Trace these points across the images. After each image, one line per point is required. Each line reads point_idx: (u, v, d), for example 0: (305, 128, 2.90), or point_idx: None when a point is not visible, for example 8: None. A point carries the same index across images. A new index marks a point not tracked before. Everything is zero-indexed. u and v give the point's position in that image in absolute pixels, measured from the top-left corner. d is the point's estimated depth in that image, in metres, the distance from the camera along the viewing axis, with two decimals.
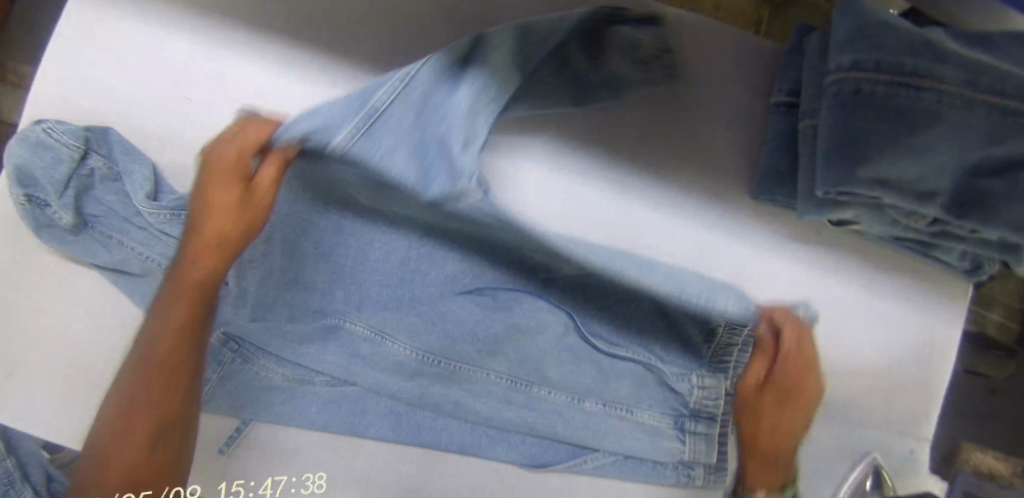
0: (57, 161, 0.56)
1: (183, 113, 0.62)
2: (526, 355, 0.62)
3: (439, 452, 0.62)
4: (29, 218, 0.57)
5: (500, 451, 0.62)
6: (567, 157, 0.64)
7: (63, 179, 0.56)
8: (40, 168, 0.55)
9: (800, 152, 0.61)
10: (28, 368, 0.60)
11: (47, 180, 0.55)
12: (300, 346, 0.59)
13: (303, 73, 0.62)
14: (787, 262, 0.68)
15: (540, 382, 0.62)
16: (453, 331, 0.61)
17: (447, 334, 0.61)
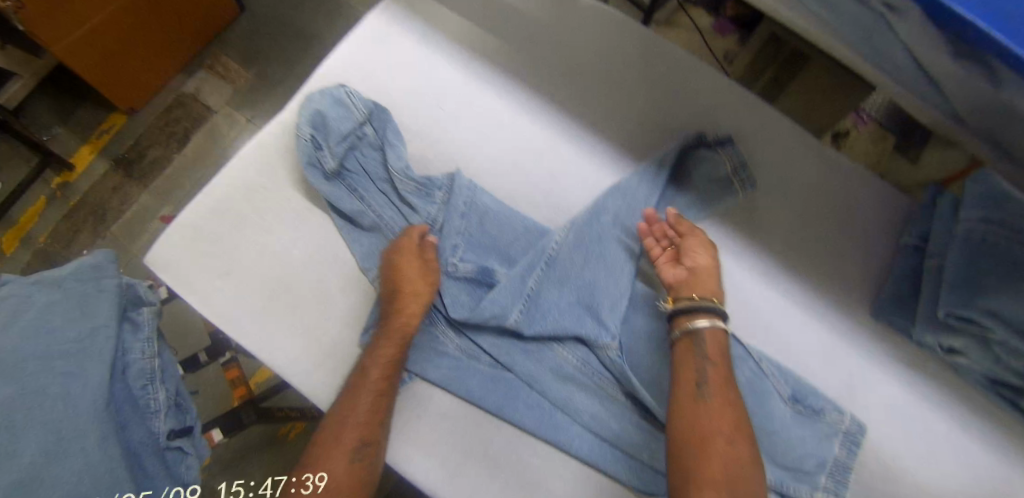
0: (348, 120, 0.71)
1: (434, 117, 0.77)
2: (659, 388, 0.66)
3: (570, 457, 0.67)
4: (303, 152, 0.70)
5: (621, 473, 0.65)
6: (726, 238, 0.77)
7: (345, 133, 0.70)
8: (335, 121, 0.70)
9: (924, 283, 0.73)
10: (248, 278, 0.71)
11: (336, 131, 0.70)
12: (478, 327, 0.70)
13: (537, 114, 0.77)
14: (893, 381, 0.75)
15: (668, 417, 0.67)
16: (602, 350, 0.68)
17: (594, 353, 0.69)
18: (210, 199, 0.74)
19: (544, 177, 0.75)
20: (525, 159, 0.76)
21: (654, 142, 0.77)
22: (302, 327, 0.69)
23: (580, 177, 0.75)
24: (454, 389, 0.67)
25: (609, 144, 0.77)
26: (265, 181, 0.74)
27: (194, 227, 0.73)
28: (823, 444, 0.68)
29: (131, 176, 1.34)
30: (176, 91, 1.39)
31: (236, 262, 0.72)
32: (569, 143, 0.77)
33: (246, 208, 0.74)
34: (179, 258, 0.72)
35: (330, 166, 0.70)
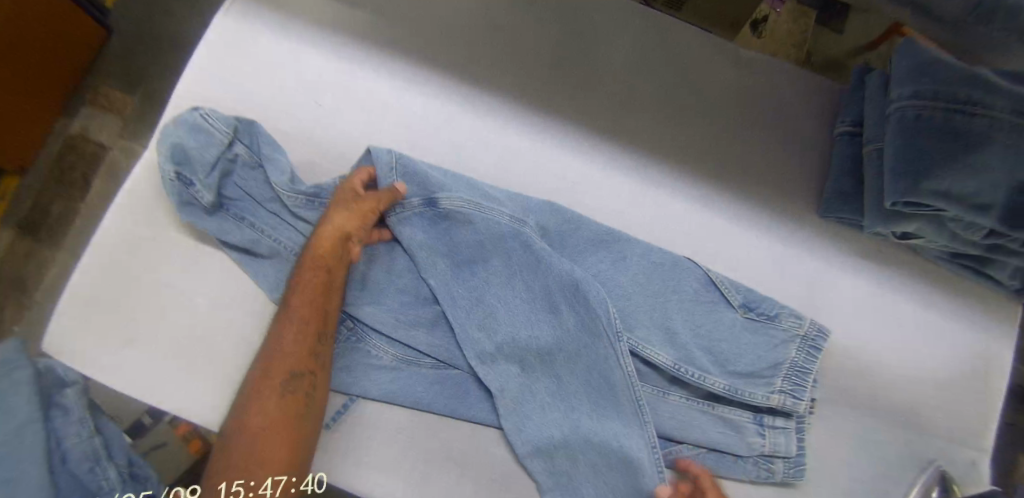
0: (210, 144, 0.63)
1: (314, 115, 0.69)
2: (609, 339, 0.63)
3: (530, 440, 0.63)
4: (174, 192, 0.63)
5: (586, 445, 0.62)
6: (655, 171, 0.70)
7: (212, 160, 0.63)
8: (195, 149, 0.63)
9: (865, 172, 0.68)
10: (155, 338, 0.65)
11: (200, 160, 0.63)
12: (410, 328, 0.65)
13: (426, 85, 0.70)
14: (852, 277, 0.73)
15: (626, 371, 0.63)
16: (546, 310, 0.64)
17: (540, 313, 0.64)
18: (93, 263, 0.67)
19: (447, 156, 0.69)
20: (423, 138, 0.69)
21: (557, 85, 0.71)
22: (228, 376, 0.65)
23: (484, 146, 0.69)
24: (399, 399, 0.63)
25: (510, 100, 0.70)
26: (148, 229, 0.67)
27: (82, 298, 0.66)
28: (777, 349, 0.65)
29: (39, 240, 1.21)
30: (63, 136, 1.25)
31: (139, 324, 0.66)
32: (465, 110, 0.70)
33: (134, 264, 0.67)
34: (73, 336, 0.65)
35: (207, 199, 0.63)
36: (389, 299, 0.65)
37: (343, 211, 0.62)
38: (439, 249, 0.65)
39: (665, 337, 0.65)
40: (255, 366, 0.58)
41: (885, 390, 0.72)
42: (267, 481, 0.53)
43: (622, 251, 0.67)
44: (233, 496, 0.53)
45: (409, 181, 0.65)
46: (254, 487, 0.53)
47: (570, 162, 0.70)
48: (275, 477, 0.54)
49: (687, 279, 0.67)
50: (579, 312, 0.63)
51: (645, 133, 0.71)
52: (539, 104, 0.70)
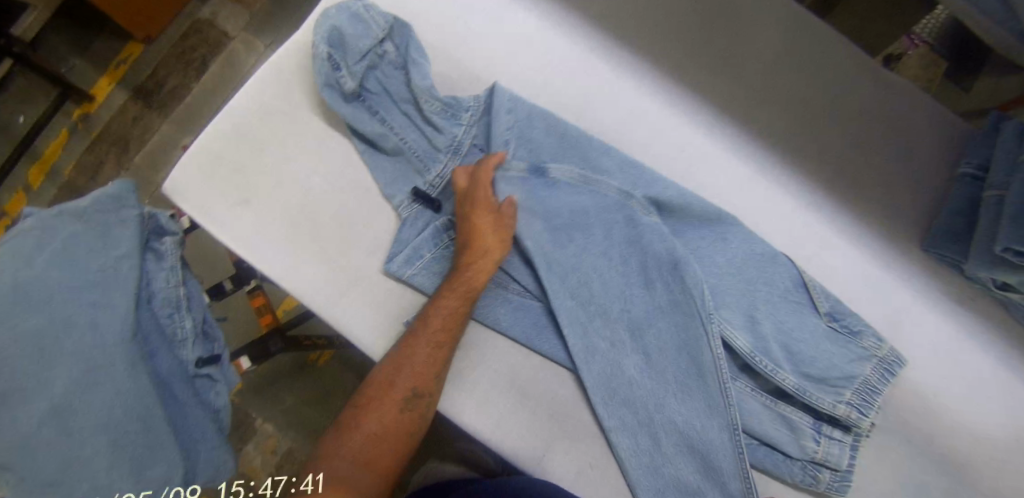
0: (366, 35, 0.67)
1: (460, 34, 0.72)
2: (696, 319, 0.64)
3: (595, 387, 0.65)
4: (322, 74, 0.67)
5: (648, 401, 0.65)
6: (769, 166, 0.71)
7: (364, 50, 0.67)
8: (352, 37, 0.67)
9: (981, 216, 0.67)
10: (268, 204, 0.69)
11: (354, 48, 0.67)
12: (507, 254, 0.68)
13: (571, 32, 0.73)
14: (940, 317, 0.71)
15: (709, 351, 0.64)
16: (637, 272, 0.67)
17: (629, 274, 0.67)
18: (228, 123, 0.71)
19: (574, 102, 0.71)
20: (557, 80, 0.71)
21: (694, 60, 0.72)
22: (324, 255, 0.68)
23: (613, 102, 0.71)
24: (480, 315, 0.66)
25: (645, 64, 0.72)
26: (284, 102, 0.71)
27: (211, 153, 0.70)
28: (854, 364, 0.65)
29: (150, 108, 1.29)
30: (192, 18, 1.32)
31: (258, 188, 0.70)
32: (602, 64, 0.72)
33: (265, 132, 0.71)
34: (198, 185, 0.70)
35: (349, 86, 0.67)
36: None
37: (491, 225, 0.64)
38: (550, 202, 0.67)
39: (748, 325, 0.66)
40: (384, 370, 0.61)
41: (944, 438, 0.71)
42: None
43: (724, 234, 0.68)
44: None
45: (529, 119, 0.68)
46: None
47: (691, 137, 0.71)
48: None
49: (780, 276, 0.67)
50: (669, 283, 0.65)
51: (769, 127, 0.72)
52: (673, 75, 0.72)
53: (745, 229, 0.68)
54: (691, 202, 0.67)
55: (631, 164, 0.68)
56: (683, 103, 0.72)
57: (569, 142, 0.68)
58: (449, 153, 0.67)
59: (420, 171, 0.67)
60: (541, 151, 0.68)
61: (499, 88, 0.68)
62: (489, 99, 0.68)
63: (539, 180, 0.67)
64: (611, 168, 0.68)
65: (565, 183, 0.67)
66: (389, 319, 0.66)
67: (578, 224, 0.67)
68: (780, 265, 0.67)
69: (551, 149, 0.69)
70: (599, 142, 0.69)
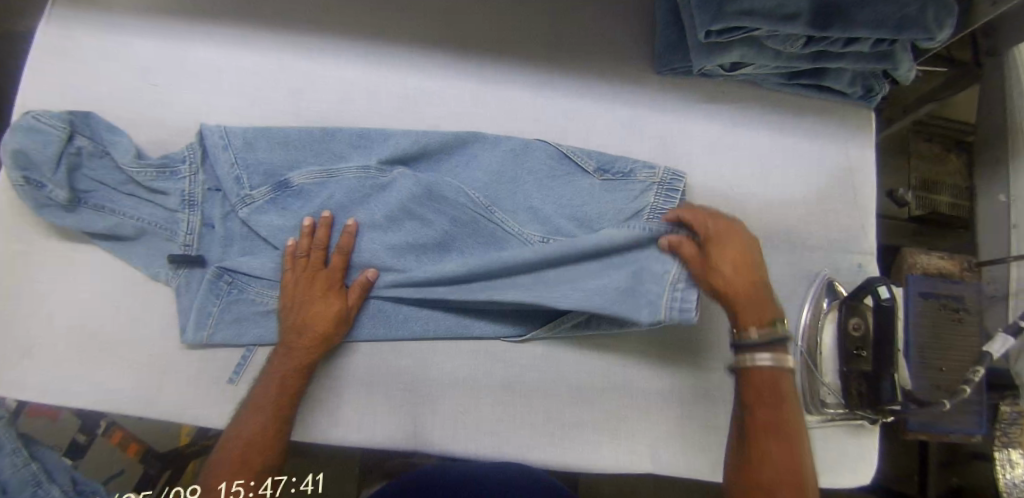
0: (48, 141, 0.64)
1: (152, 96, 0.71)
2: (488, 222, 0.67)
3: (431, 341, 0.67)
4: (29, 198, 0.65)
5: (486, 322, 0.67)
6: (489, 70, 0.73)
7: (54, 156, 0.64)
8: (34, 150, 0.64)
9: (682, 16, 0.70)
10: (47, 344, 0.66)
11: (42, 158, 0.64)
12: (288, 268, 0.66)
13: (253, 42, 0.72)
14: (700, 122, 0.76)
15: (512, 242, 0.67)
16: (420, 213, 0.67)
17: (412, 221, 0.67)
18: None
19: (288, 103, 0.72)
20: (262, 93, 0.72)
21: (380, 10, 0.73)
22: (127, 360, 0.66)
23: (321, 85, 0.72)
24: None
25: (337, 36, 0.73)
26: (14, 244, 0.68)
27: None
28: (637, 200, 0.68)
29: None
30: None
31: (29, 334, 0.66)
32: (296, 56, 0.72)
33: (6, 280, 0.67)
34: None
35: (61, 196, 0.65)
36: (264, 252, 0.67)
37: (306, 271, 0.64)
38: (304, 209, 0.67)
39: (533, 210, 0.68)
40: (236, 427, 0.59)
41: (758, 219, 0.75)
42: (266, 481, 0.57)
43: (470, 150, 0.70)
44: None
45: (243, 141, 0.67)
46: (255, 486, 0.57)
47: (407, 81, 0.73)
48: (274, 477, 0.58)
49: (537, 156, 0.70)
50: (439, 212, 0.67)
51: (473, 36, 0.74)
52: (366, 32, 0.73)
53: (489, 136, 0.70)
54: (426, 140, 0.69)
55: (359, 134, 0.69)
56: (387, 55, 0.73)
57: (292, 143, 0.68)
58: (187, 208, 0.66)
59: (173, 239, 0.66)
60: (272, 163, 0.68)
61: (205, 128, 0.67)
62: (199, 143, 0.68)
63: (284, 190, 0.67)
64: (343, 146, 0.69)
65: (309, 180, 0.68)
66: (214, 384, 0.66)
67: (340, 214, 0.67)
68: (532, 149, 0.70)
69: (282, 156, 0.68)
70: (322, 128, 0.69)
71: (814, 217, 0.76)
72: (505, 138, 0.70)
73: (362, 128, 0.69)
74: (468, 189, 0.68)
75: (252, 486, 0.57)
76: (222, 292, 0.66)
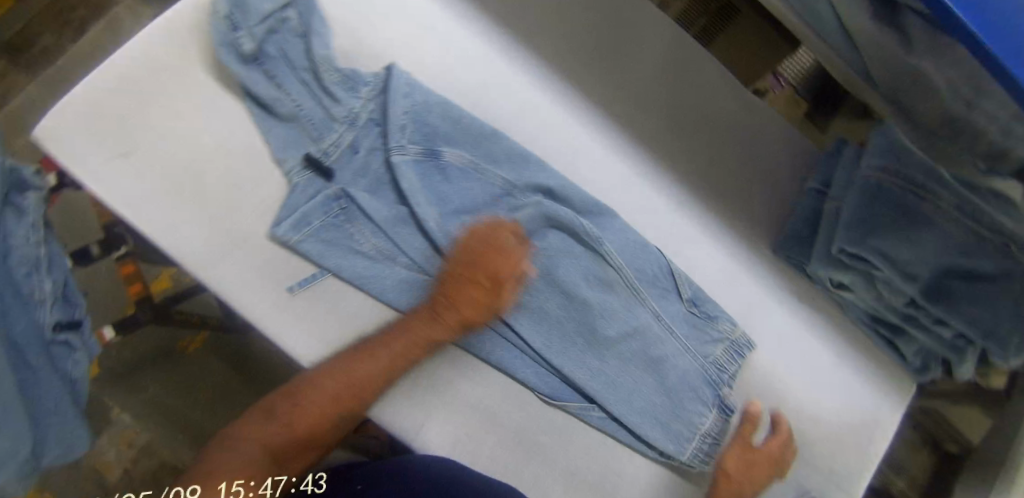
0: None
1: (369, 13, 0.74)
2: (586, 297, 0.71)
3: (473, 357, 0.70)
4: (219, 32, 0.66)
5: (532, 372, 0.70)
6: (645, 168, 0.80)
7: (266, 13, 0.66)
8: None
9: (822, 222, 0.78)
10: (149, 160, 0.66)
11: (254, 9, 0.65)
12: (398, 225, 0.68)
13: (474, 25, 0.78)
14: (783, 310, 0.81)
15: (596, 326, 0.70)
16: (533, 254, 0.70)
17: (526, 256, 0.70)
18: (108, 75, 0.67)
19: (476, 91, 0.76)
20: (460, 69, 0.75)
21: (588, 65, 0.80)
22: (209, 216, 0.66)
23: (510, 94, 0.77)
24: (369, 286, 0.66)
25: (544, 65, 0.79)
26: (173, 60, 0.69)
27: (87, 104, 0.66)
28: (710, 346, 0.73)
29: (17, 67, 1.25)
30: None
31: (139, 142, 0.66)
32: (503, 58, 0.78)
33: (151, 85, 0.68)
34: (72, 135, 0.66)
35: (247, 48, 0.65)
36: (387, 199, 0.69)
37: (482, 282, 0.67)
38: (440, 187, 0.70)
39: (628, 307, 0.71)
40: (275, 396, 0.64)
41: (780, 416, 0.81)
42: (267, 482, 0.59)
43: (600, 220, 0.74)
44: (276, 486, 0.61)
45: (427, 99, 0.70)
46: (254, 486, 0.59)
47: (579, 134, 0.78)
48: (274, 478, 0.61)
49: (649, 263, 0.73)
50: (553, 261, 0.71)
51: (648, 131, 0.81)
52: (566, 75, 0.80)
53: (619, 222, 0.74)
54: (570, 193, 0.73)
55: (519, 153, 0.73)
56: (575, 105, 0.79)
57: (465, 127, 0.71)
58: (347, 124, 0.68)
59: (314, 140, 0.67)
60: (437, 130, 0.70)
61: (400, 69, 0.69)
62: (390, 76, 0.70)
63: (433, 157, 0.70)
64: (500, 152, 0.72)
65: (459, 162, 0.71)
66: (272, 284, 0.65)
67: (468, 209, 0.71)
68: (648, 254, 0.74)
69: (449, 129, 0.71)
70: (497, 131, 0.73)
71: (826, 440, 0.81)
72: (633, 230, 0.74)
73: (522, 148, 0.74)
74: (584, 257, 0.72)
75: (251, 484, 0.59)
76: (332, 209, 0.67)
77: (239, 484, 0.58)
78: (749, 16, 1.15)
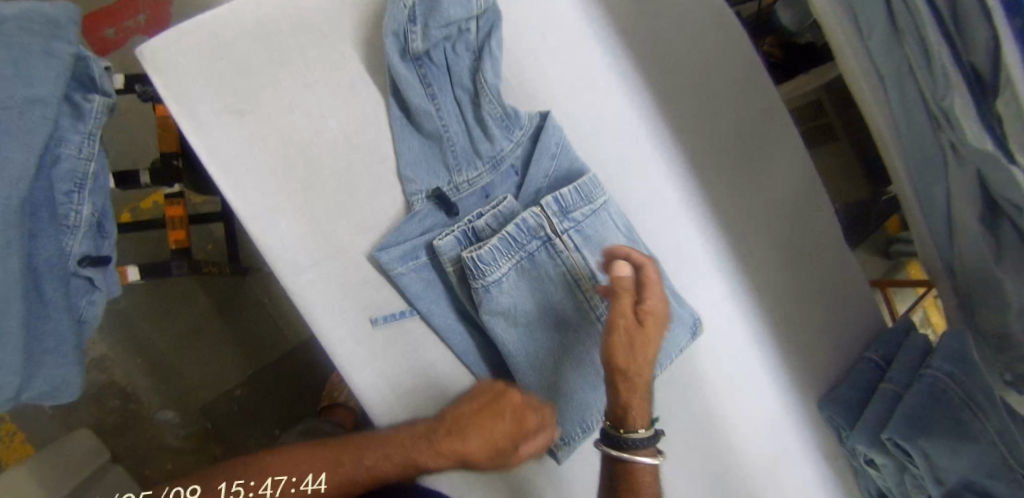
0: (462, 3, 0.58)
1: (534, 47, 0.70)
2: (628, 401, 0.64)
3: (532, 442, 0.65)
4: (390, 16, 0.58)
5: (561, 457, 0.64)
6: (739, 289, 0.78)
7: (450, 20, 0.58)
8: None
9: (875, 402, 0.78)
10: (260, 123, 0.57)
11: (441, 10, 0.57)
12: None
13: (633, 91, 0.73)
14: (810, 467, 0.81)
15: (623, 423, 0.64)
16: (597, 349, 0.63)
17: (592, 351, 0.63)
18: (247, 9, 0.57)
19: (611, 161, 0.73)
20: (603, 133, 0.72)
21: (719, 175, 0.77)
22: (310, 210, 0.58)
23: (641, 174, 0.74)
24: (452, 343, 0.61)
25: (682, 156, 0.75)
26: (323, 19, 0.59)
27: (213, 35, 0.56)
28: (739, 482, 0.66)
29: None
30: None
31: (254, 98, 0.57)
32: (648, 136, 0.74)
33: (288, 38, 0.58)
34: (185, 63, 0.56)
35: (416, 48, 0.58)
36: None
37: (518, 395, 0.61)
38: None
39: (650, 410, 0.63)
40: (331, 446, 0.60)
41: None
42: (267, 482, 0.53)
43: (671, 324, 0.68)
44: (276, 486, 0.53)
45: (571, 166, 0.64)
46: (253, 486, 0.53)
47: (693, 242, 0.76)
48: (275, 477, 0.54)
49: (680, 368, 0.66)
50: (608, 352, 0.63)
51: (752, 257, 0.79)
52: (699, 174, 0.76)
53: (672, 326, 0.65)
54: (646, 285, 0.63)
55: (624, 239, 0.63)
56: (698, 207, 0.76)
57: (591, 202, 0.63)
58: (490, 166, 0.62)
59: (447, 168, 0.61)
60: (561, 196, 0.60)
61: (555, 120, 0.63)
62: (542, 128, 0.64)
63: (552, 227, 0.60)
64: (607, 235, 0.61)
65: (569, 236, 0.60)
66: (357, 308, 0.59)
67: None
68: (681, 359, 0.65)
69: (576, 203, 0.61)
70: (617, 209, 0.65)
71: None
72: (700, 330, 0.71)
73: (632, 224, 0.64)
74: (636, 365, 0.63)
75: (292, 480, 0.54)
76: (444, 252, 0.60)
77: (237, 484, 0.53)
78: (841, 144, 1.05)
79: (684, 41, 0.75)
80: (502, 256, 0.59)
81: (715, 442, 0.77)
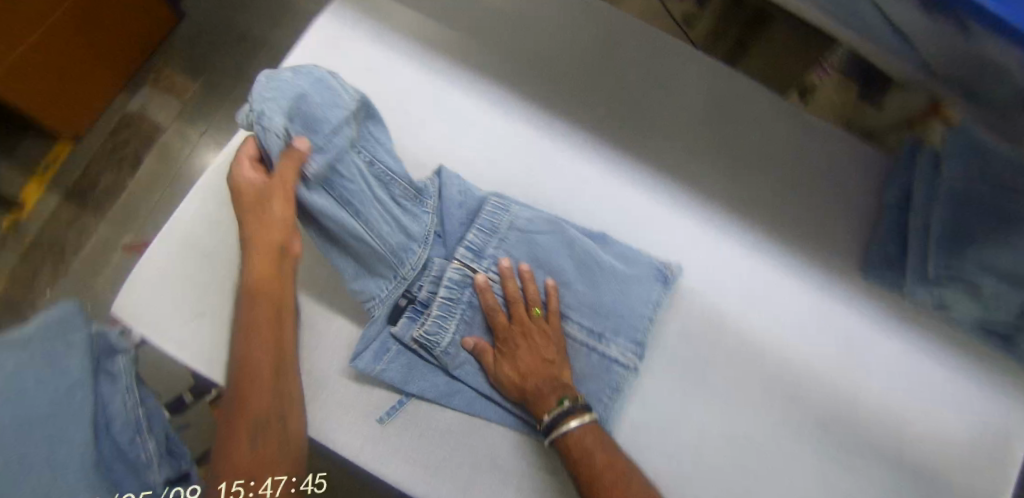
0: (333, 107, 0.67)
1: (400, 122, 0.74)
2: (601, 369, 0.68)
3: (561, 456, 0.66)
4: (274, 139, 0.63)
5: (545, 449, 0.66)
6: (709, 212, 0.76)
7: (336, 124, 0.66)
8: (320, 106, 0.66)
9: (911, 240, 0.72)
10: (222, 316, 0.67)
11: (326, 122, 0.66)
12: (474, 332, 0.68)
13: (506, 108, 0.76)
14: (887, 336, 0.75)
15: (607, 389, 0.68)
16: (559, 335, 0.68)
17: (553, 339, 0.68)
18: (172, 237, 0.69)
19: (520, 173, 0.74)
20: (498, 157, 0.74)
21: (628, 127, 0.77)
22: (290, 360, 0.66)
23: (553, 167, 0.75)
24: (457, 404, 0.66)
25: (580, 131, 0.76)
26: (228, 212, 0.70)
27: (157, 273, 0.68)
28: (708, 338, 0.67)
29: (85, 207, 1.31)
30: (119, 112, 1.35)
31: (208, 300, 0.68)
32: (540, 133, 0.76)
33: (213, 242, 0.70)
34: (147, 306, 0.67)
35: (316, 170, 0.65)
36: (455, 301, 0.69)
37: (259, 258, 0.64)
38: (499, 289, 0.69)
39: (624, 359, 0.68)
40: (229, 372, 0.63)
41: (912, 454, 0.72)
42: (267, 482, 0.58)
43: (630, 285, 0.69)
44: (277, 486, 0.58)
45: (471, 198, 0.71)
46: (255, 486, 0.58)
47: (640, 199, 0.75)
48: (275, 477, 0.59)
49: (646, 317, 0.69)
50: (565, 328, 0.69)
51: (703, 178, 0.77)
52: (606, 139, 0.77)
53: (624, 278, 0.69)
54: (574, 265, 0.69)
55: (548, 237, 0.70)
56: (624, 163, 0.76)
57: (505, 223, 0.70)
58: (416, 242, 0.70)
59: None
60: (471, 242, 0.69)
61: (447, 172, 0.71)
62: (442, 181, 0.72)
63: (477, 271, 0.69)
64: (525, 255, 0.70)
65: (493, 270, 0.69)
66: (363, 416, 0.66)
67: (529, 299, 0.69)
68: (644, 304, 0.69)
69: (486, 241, 0.70)
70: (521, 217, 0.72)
71: (972, 473, 0.72)
72: (675, 270, 0.71)
73: (551, 220, 0.70)
74: (602, 336, 0.68)
75: (291, 480, 0.60)
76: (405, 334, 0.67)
77: (240, 484, 0.58)
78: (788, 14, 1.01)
79: (529, 39, 0.78)
80: (447, 320, 0.67)
81: (767, 362, 0.73)
